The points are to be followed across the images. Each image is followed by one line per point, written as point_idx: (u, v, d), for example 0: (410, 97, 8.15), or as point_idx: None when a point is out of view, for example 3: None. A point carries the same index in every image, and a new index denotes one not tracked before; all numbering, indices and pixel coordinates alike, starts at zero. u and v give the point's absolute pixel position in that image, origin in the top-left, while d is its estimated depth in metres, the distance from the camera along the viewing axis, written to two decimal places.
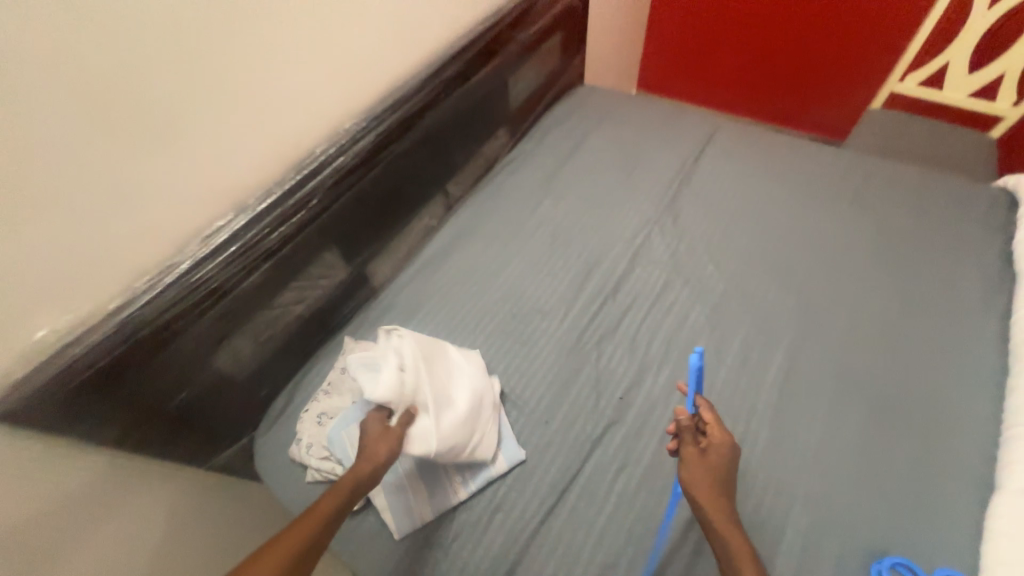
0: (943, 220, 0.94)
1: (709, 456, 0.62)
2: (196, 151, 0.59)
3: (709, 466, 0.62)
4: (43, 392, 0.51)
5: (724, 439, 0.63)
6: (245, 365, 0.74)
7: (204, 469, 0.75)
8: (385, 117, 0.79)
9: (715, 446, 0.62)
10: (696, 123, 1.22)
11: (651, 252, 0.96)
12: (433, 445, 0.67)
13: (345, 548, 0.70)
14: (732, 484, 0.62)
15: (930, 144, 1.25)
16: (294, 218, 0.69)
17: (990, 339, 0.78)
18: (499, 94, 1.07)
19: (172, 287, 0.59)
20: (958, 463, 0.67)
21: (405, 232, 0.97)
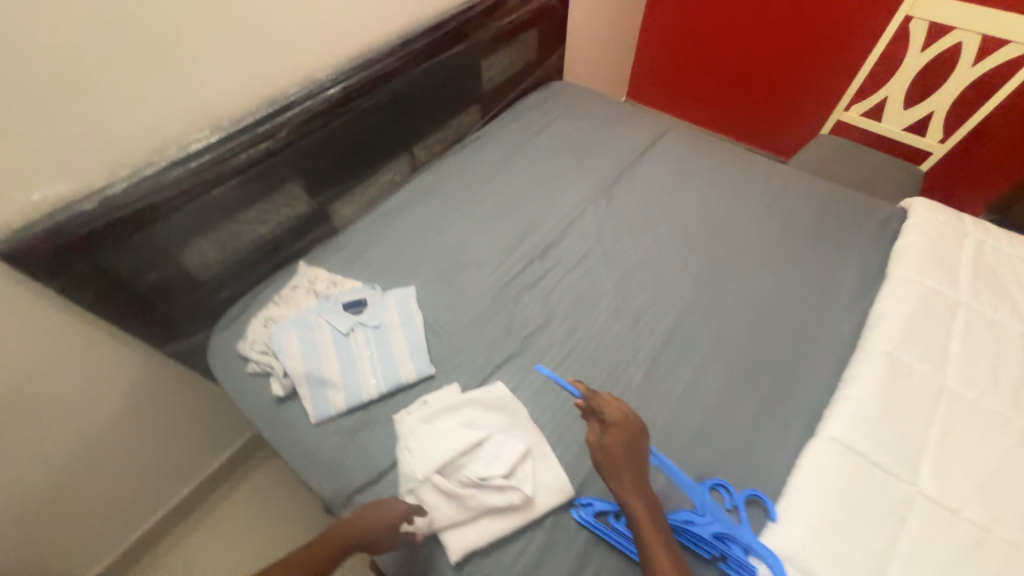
0: (838, 227, 1.07)
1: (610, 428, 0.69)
2: (182, 74, 0.74)
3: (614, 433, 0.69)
4: (35, 240, 0.65)
5: (622, 413, 0.70)
6: (209, 265, 0.87)
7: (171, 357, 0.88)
8: (353, 75, 0.94)
9: (616, 412, 0.70)
10: (649, 124, 1.35)
11: (582, 226, 1.09)
12: (420, 459, 0.71)
13: (269, 427, 0.81)
14: (642, 457, 0.68)
15: (864, 165, 1.37)
16: (262, 144, 0.84)
17: (848, 324, 0.91)
18: (468, 74, 1.21)
19: (150, 180, 0.74)
20: (791, 417, 0.80)
21: (368, 182, 1.10)
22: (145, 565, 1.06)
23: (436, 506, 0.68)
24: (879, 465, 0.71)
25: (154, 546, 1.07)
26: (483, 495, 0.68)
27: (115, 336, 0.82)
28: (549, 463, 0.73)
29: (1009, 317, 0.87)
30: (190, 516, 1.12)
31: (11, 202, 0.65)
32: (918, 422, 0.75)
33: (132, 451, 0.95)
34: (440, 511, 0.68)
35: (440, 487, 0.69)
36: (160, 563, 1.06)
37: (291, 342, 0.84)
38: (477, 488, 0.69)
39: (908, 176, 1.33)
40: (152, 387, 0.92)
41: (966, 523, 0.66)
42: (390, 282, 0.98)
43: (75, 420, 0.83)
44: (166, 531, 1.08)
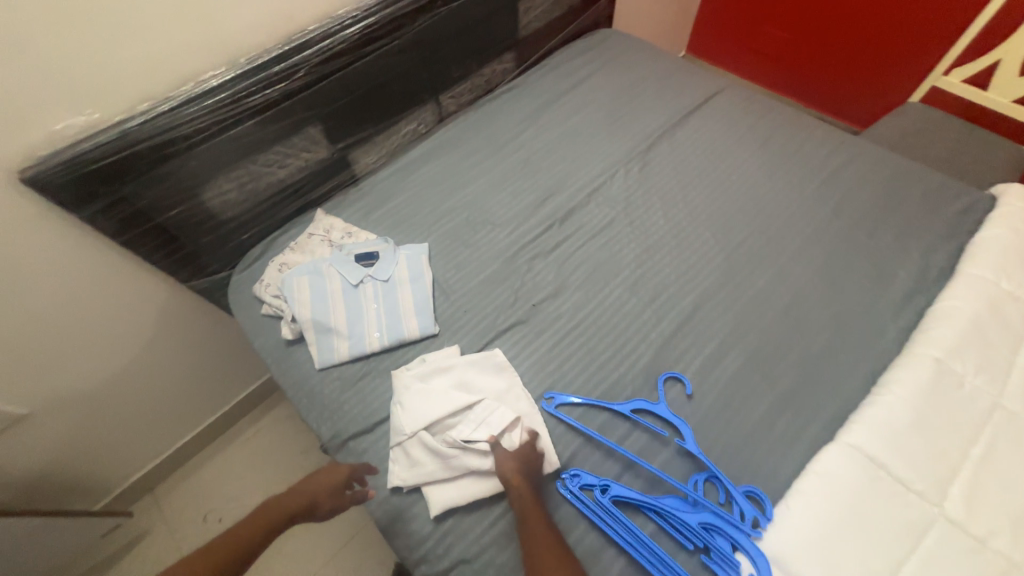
0: (907, 212, 0.93)
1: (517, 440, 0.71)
2: (199, 6, 0.72)
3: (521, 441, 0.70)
4: (58, 170, 0.67)
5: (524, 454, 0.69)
6: (228, 206, 0.88)
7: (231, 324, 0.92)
8: (375, 13, 0.89)
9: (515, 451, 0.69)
10: (702, 81, 1.21)
11: (609, 191, 1.02)
12: (409, 413, 0.73)
13: (278, 367, 0.85)
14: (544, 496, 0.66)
15: (955, 142, 1.17)
16: (278, 84, 0.82)
17: (895, 323, 0.81)
18: (504, 16, 1.12)
19: (166, 115, 0.74)
20: (810, 416, 0.74)
21: (391, 130, 1.07)
22: (180, 474, 1.18)
23: (421, 461, 0.69)
24: (900, 479, 0.65)
25: (188, 459, 1.19)
26: (465, 458, 0.69)
27: (142, 267, 0.87)
28: (538, 433, 0.72)
29: None
30: (220, 437, 1.23)
31: (31, 130, 0.66)
32: (957, 438, 0.67)
33: (164, 374, 1.03)
34: (424, 466, 0.69)
35: (427, 444, 0.70)
36: (193, 474, 1.18)
37: (302, 288, 0.85)
38: (462, 449, 0.70)
39: (1009, 158, 1.13)
40: (180, 317, 0.99)
41: (991, 554, 0.59)
42: (403, 236, 0.97)
43: (109, 340, 0.91)
44: (198, 447, 1.20)
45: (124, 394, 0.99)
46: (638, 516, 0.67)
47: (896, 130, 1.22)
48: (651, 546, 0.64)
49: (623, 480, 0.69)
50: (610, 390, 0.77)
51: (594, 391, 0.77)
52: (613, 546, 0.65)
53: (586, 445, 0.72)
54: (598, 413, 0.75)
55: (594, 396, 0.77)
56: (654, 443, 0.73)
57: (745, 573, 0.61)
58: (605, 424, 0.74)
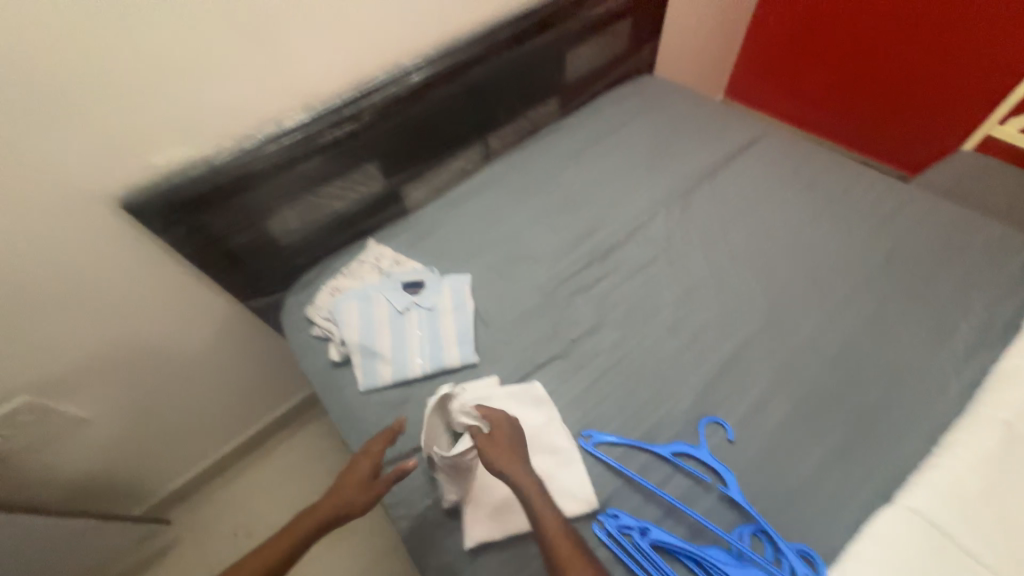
0: (965, 263, 0.90)
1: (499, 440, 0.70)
2: (283, 59, 0.81)
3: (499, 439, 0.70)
4: (153, 198, 0.76)
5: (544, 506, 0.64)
6: (290, 234, 0.95)
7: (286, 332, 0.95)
8: (436, 62, 0.96)
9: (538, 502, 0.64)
10: (743, 127, 1.23)
11: (649, 231, 1.03)
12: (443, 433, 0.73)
13: (324, 387, 0.88)
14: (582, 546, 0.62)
15: (1016, 192, 1.13)
16: (345, 125, 0.89)
17: (956, 380, 0.77)
18: (552, 64, 1.19)
19: (248, 153, 0.82)
20: (863, 474, 0.70)
21: (441, 167, 1.13)
22: (215, 485, 1.22)
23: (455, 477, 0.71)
24: (966, 549, 0.60)
25: (224, 471, 1.23)
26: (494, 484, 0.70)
27: (208, 285, 0.94)
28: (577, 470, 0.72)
29: None
30: (254, 451, 1.26)
31: (133, 161, 0.75)
32: None
33: (213, 387, 1.09)
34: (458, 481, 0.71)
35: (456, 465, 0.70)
36: (227, 486, 1.21)
37: (351, 313, 0.90)
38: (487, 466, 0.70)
39: None
40: (235, 334, 1.05)
41: None
42: (447, 267, 1.01)
43: (170, 351, 0.97)
44: (233, 460, 1.23)
45: (176, 403, 1.05)
46: (678, 565, 0.64)
47: (949, 178, 1.19)
48: None
49: (663, 525, 0.68)
50: (649, 432, 0.76)
51: (633, 432, 0.76)
52: None
53: (625, 487, 0.71)
54: (637, 456, 0.74)
55: (633, 437, 0.76)
56: (693, 490, 0.70)
57: None
58: (644, 467, 0.73)
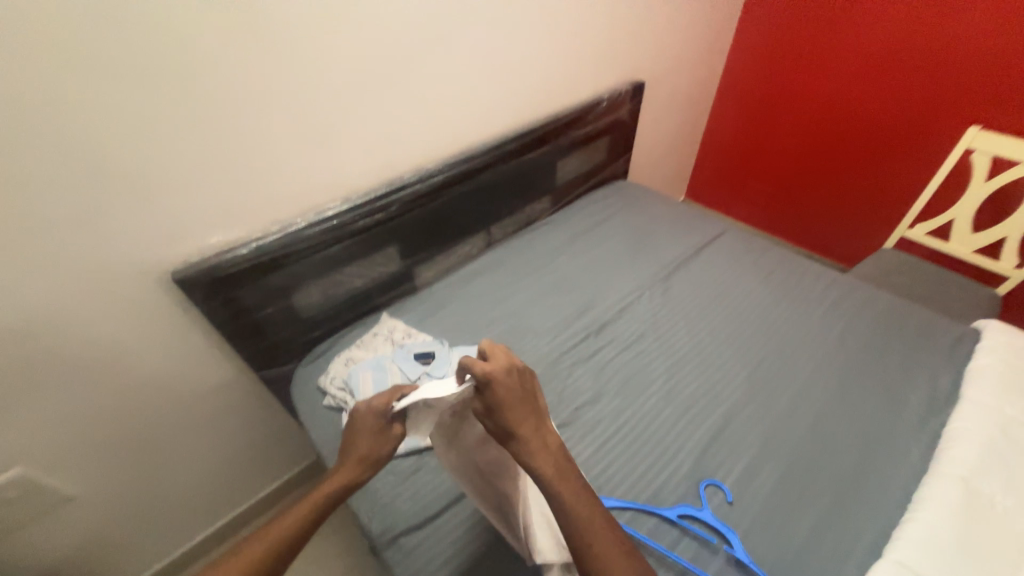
0: (903, 341, 1.05)
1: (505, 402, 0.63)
2: (332, 161, 0.96)
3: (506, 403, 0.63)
4: (202, 272, 0.83)
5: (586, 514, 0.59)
6: (313, 307, 1.03)
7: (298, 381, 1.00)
8: (456, 166, 1.14)
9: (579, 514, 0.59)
10: (706, 224, 1.45)
11: (636, 310, 1.16)
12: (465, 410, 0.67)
13: (333, 458, 0.88)
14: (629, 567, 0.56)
15: (933, 282, 1.35)
16: (376, 214, 1.03)
17: (916, 443, 0.87)
18: (547, 169, 1.40)
19: (290, 234, 0.92)
20: (852, 533, 0.75)
21: (450, 251, 1.27)
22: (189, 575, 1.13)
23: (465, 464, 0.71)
24: None
25: (201, 557, 1.16)
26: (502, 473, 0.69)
27: (226, 355, 0.97)
28: None
29: None
30: (235, 535, 1.19)
31: (189, 240, 0.84)
32: (1002, 561, 0.68)
33: (208, 462, 1.06)
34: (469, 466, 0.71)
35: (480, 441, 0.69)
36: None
37: (366, 382, 0.94)
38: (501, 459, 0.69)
39: (983, 299, 1.30)
40: (238, 406, 1.05)
41: None
42: (456, 340, 1.08)
43: (175, 423, 0.97)
44: (213, 545, 1.16)
45: (167, 480, 1.01)
46: None
47: (878, 270, 1.41)
48: None
49: None
50: (655, 497, 0.80)
51: (640, 497, 0.80)
52: None
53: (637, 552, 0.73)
54: (645, 521, 0.77)
55: (639, 503, 0.80)
56: (702, 553, 0.74)
57: None
58: (653, 532, 0.76)
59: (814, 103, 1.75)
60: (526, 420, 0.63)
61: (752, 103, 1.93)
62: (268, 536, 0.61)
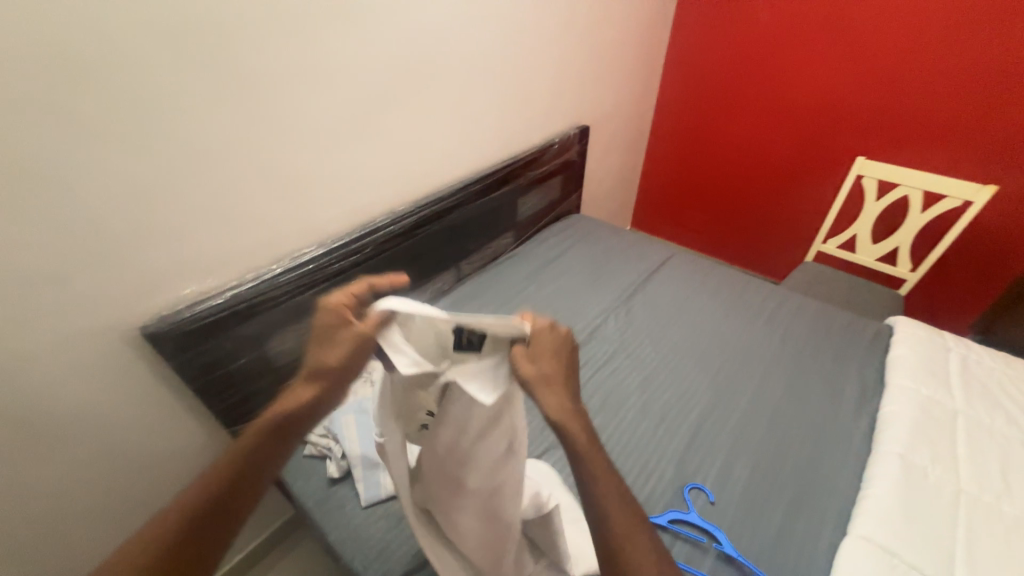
0: (833, 340, 1.20)
1: (540, 358, 0.55)
2: (307, 208, 0.98)
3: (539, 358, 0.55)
4: (173, 325, 0.80)
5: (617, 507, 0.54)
6: (288, 353, 1.01)
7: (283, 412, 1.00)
8: (426, 207, 1.19)
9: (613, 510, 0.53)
10: (656, 249, 1.59)
11: (604, 331, 1.24)
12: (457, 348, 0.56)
13: (320, 508, 0.85)
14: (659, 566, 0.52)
15: (849, 288, 1.56)
16: (351, 257, 1.05)
17: (858, 428, 0.98)
18: (509, 206, 1.49)
19: (265, 281, 0.91)
20: (819, 516, 0.83)
21: (423, 289, 1.30)
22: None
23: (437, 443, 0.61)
24: (913, 565, 0.73)
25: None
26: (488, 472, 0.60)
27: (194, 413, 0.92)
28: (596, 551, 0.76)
29: (1007, 426, 0.94)
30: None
31: (160, 293, 0.81)
32: (941, 522, 0.78)
33: None
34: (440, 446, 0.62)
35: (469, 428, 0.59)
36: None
37: (349, 426, 0.92)
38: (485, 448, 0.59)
39: (890, 300, 1.51)
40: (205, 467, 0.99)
41: None
42: None
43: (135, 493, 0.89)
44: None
45: None
46: None
47: (804, 280, 1.60)
48: None
49: None
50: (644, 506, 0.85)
51: None
52: None
53: None
54: None
55: None
56: (694, 554, 0.78)
57: None
58: None
59: (733, 141, 2.02)
60: (552, 372, 0.55)
61: (682, 142, 2.18)
62: (232, 455, 0.56)
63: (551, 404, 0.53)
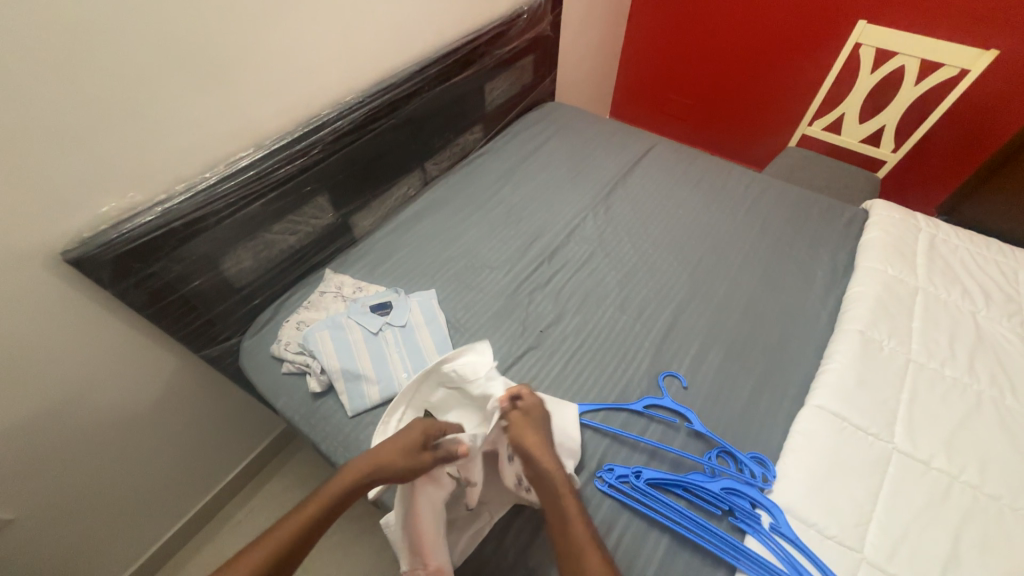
0: (810, 226, 1.20)
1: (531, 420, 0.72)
2: (238, 104, 0.83)
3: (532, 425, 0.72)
4: (101, 249, 0.71)
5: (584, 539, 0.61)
6: (247, 272, 0.94)
7: (276, 401, 0.89)
8: (376, 97, 1.02)
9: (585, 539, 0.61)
10: (636, 139, 1.48)
11: (584, 230, 1.19)
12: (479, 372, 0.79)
13: (308, 421, 0.85)
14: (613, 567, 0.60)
15: (830, 171, 1.52)
16: (298, 160, 0.93)
17: (824, 310, 1.02)
18: (475, 95, 1.32)
19: (202, 193, 0.81)
20: (782, 391, 0.89)
21: (385, 195, 1.19)
22: (185, 553, 1.17)
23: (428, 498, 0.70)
24: (861, 428, 0.80)
25: (189, 538, 1.18)
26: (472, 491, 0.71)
27: (156, 339, 0.88)
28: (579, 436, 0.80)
29: (962, 299, 0.98)
30: (220, 511, 1.22)
31: (78, 213, 0.70)
32: (892, 387, 0.85)
33: (168, 452, 1.02)
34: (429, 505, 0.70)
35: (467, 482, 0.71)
36: (197, 553, 1.16)
37: (325, 342, 0.89)
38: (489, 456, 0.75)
39: (869, 182, 1.48)
40: (184, 387, 0.98)
41: (936, 472, 0.76)
42: (410, 286, 1.05)
43: (117, 421, 0.88)
44: (199, 523, 1.18)
45: (119, 479, 0.95)
46: (669, 495, 0.76)
47: (785, 166, 1.55)
48: (686, 517, 0.73)
49: (651, 466, 0.80)
50: (621, 396, 0.89)
51: (609, 398, 0.89)
52: (654, 527, 0.74)
53: (613, 444, 0.83)
54: (617, 417, 0.86)
55: (609, 403, 0.88)
56: (667, 433, 0.84)
57: (767, 524, 0.71)
58: (622, 425, 0.85)
59: (726, 7, 1.79)
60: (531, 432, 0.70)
61: (671, 10, 1.93)
62: (269, 541, 0.61)
63: (529, 439, 0.70)
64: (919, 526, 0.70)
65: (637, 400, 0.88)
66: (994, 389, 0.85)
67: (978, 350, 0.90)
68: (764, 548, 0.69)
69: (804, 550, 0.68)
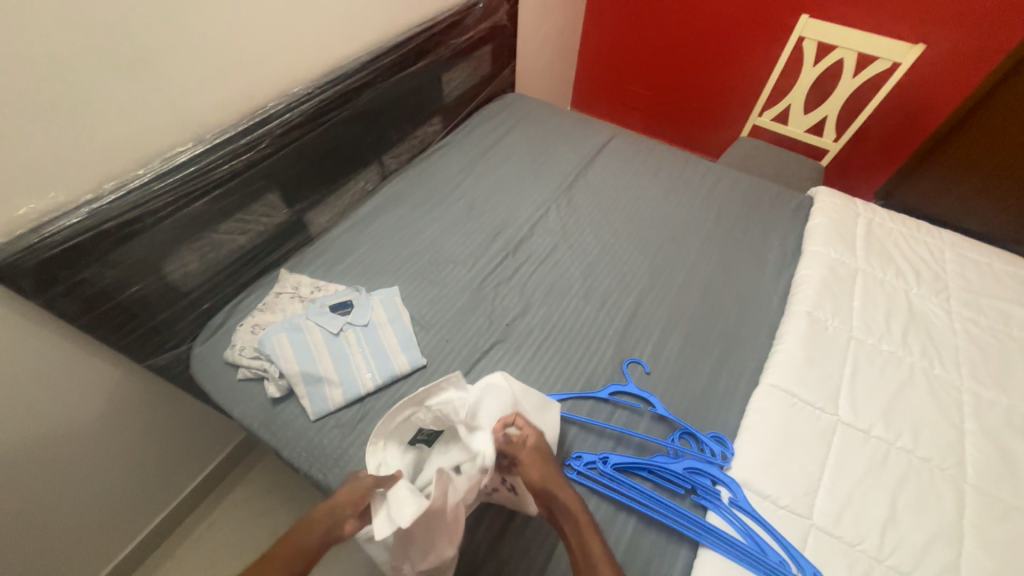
0: (761, 213, 1.25)
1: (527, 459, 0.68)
2: (174, 95, 0.77)
3: (532, 462, 0.68)
4: (21, 255, 0.65)
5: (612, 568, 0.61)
6: (194, 275, 0.89)
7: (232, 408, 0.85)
8: (327, 87, 0.98)
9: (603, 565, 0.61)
10: (596, 130, 1.50)
11: (547, 222, 1.20)
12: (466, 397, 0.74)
13: (268, 427, 0.82)
14: None
15: (779, 160, 1.59)
16: (244, 155, 0.88)
17: (775, 293, 1.07)
18: (432, 86, 1.30)
19: (137, 191, 0.75)
20: (738, 372, 0.93)
21: (342, 190, 1.15)
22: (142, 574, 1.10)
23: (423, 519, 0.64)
24: (809, 402, 0.85)
25: (145, 558, 1.11)
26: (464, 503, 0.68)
27: (93, 349, 0.82)
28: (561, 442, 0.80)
29: (896, 278, 1.06)
30: (178, 527, 1.16)
31: None
32: (836, 363, 0.91)
33: (115, 470, 0.96)
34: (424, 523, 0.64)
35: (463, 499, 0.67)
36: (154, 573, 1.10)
37: (283, 346, 0.86)
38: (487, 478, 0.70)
39: (814, 169, 1.57)
40: (130, 400, 0.92)
41: (875, 440, 0.82)
42: (371, 283, 1.02)
43: (54, 441, 0.82)
44: (155, 541, 1.12)
45: (61, 502, 0.88)
46: (635, 477, 0.79)
47: (738, 156, 1.61)
48: (652, 498, 0.75)
49: (617, 451, 0.82)
50: (587, 384, 0.91)
51: (575, 388, 0.90)
52: (622, 510, 0.76)
53: (581, 432, 0.84)
54: (584, 406, 0.88)
55: (576, 393, 0.89)
56: (631, 419, 0.86)
57: (726, 499, 0.75)
58: (589, 413, 0.87)
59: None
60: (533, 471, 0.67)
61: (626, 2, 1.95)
62: None
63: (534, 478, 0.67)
64: (862, 490, 0.76)
65: (602, 388, 0.90)
66: (924, 359, 0.93)
67: (911, 324, 0.98)
68: (724, 522, 0.73)
69: (761, 521, 0.72)
